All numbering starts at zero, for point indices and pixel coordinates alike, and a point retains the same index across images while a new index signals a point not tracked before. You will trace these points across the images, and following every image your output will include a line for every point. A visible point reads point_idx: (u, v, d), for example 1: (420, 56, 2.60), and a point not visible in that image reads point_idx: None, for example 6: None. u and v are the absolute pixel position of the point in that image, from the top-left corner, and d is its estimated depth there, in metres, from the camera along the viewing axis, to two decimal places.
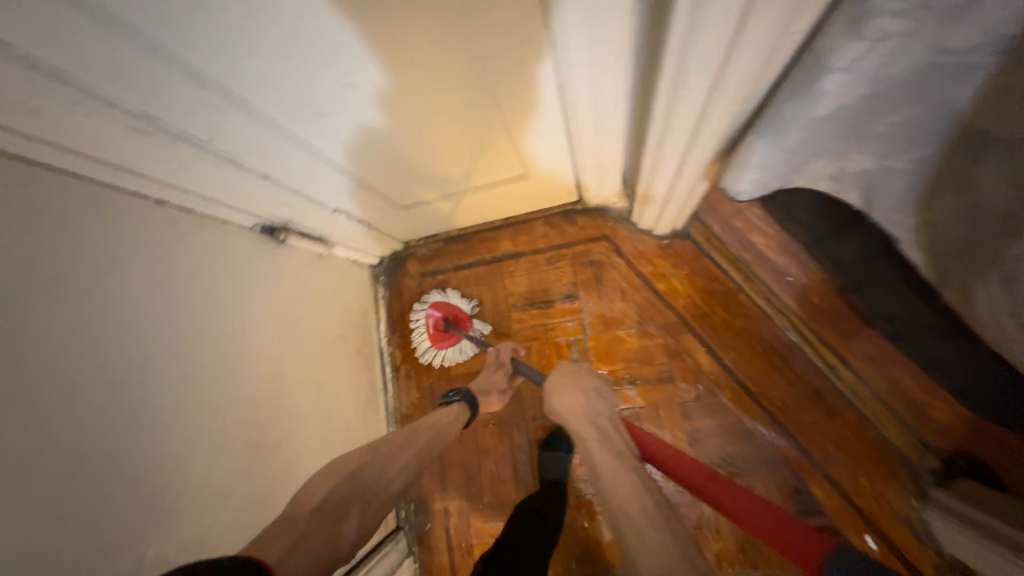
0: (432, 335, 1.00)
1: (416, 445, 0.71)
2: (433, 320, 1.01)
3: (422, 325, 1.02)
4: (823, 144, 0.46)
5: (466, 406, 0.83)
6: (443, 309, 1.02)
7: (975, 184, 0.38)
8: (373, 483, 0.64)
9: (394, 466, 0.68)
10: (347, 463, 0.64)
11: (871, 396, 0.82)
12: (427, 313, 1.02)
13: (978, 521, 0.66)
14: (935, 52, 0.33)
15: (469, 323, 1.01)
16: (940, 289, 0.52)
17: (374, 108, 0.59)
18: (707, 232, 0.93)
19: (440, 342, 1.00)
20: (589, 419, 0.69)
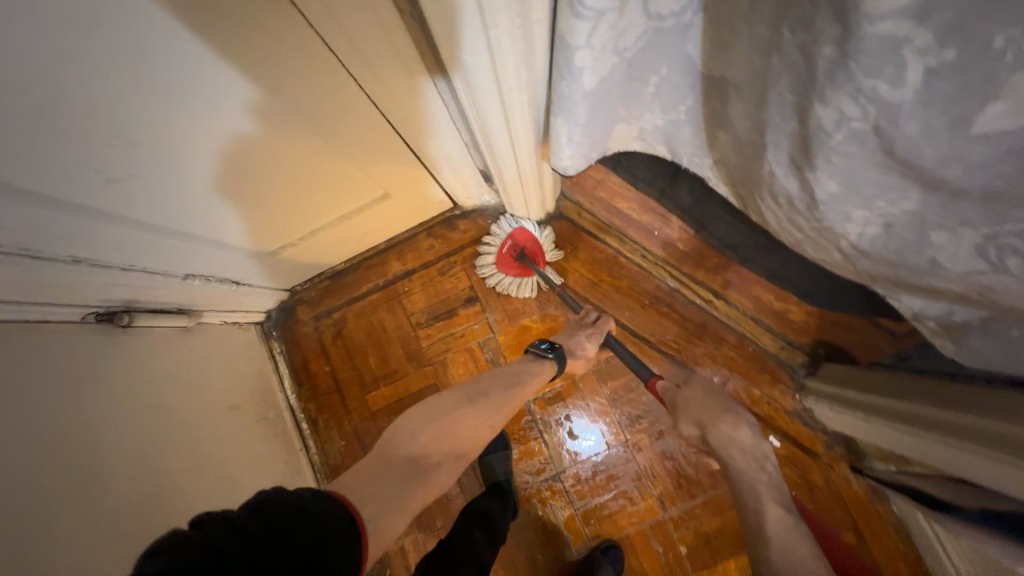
0: (505, 254, 0.96)
1: (519, 390, 0.77)
2: (513, 242, 0.96)
3: (500, 239, 0.96)
4: (614, 111, 0.51)
5: (557, 363, 0.82)
6: (528, 237, 0.96)
7: (730, 122, 0.45)
8: (462, 434, 0.68)
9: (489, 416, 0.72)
10: (446, 413, 0.68)
11: (743, 316, 0.94)
12: (510, 235, 0.96)
13: (849, 398, 0.79)
14: (652, 17, 0.37)
15: (543, 263, 0.97)
16: (745, 213, 0.61)
17: (249, 115, 0.56)
18: (579, 208, 1.00)
19: (504, 265, 0.97)
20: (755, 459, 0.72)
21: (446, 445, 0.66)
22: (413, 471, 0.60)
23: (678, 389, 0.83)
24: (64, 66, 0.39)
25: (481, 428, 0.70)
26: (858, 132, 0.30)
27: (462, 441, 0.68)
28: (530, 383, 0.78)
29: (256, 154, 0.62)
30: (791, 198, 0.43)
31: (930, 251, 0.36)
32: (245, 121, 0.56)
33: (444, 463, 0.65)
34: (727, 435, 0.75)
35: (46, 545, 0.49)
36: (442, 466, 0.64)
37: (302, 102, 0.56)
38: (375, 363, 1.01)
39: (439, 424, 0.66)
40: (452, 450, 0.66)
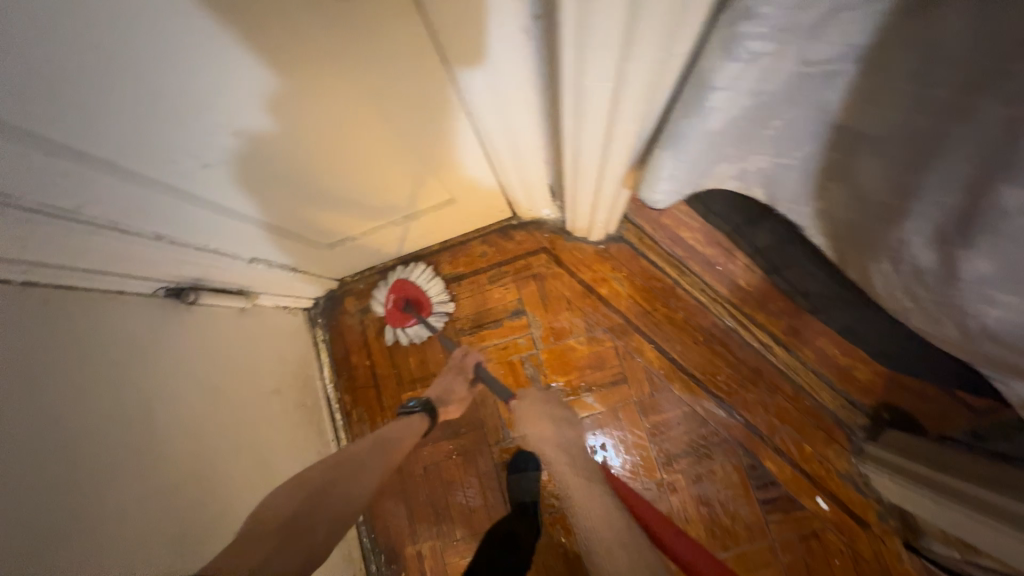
0: (392, 315, 0.96)
1: (383, 454, 0.71)
2: (397, 298, 0.96)
3: (384, 298, 0.96)
4: (723, 150, 0.48)
5: (424, 417, 0.81)
6: (407, 287, 0.97)
7: (857, 177, 0.42)
8: (339, 496, 0.61)
9: (361, 477, 0.66)
10: (307, 478, 0.62)
11: (803, 367, 0.89)
12: (391, 291, 0.96)
13: (910, 470, 0.74)
14: (802, 64, 0.35)
15: (429, 308, 0.98)
16: (842, 268, 0.57)
17: (263, 112, 0.49)
18: (640, 233, 0.96)
19: (396, 322, 0.96)
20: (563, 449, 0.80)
21: (325, 507, 0.59)
22: (287, 537, 0.54)
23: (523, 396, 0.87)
24: (172, 61, 0.39)
25: (359, 488, 0.64)
26: None
27: (337, 504, 0.60)
28: (401, 442, 0.75)
29: (276, 151, 0.56)
30: (920, 268, 0.39)
31: None
32: (258, 116, 0.49)
33: (323, 526, 0.58)
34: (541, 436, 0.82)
35: (91, 520, 0.50)
36: (318, 530, 0.57)
37: (346, 95, 0.51)
38: (414, 363, 1.01)
39: (314, 490, 0.60)
40: (333, 511, 0.59)
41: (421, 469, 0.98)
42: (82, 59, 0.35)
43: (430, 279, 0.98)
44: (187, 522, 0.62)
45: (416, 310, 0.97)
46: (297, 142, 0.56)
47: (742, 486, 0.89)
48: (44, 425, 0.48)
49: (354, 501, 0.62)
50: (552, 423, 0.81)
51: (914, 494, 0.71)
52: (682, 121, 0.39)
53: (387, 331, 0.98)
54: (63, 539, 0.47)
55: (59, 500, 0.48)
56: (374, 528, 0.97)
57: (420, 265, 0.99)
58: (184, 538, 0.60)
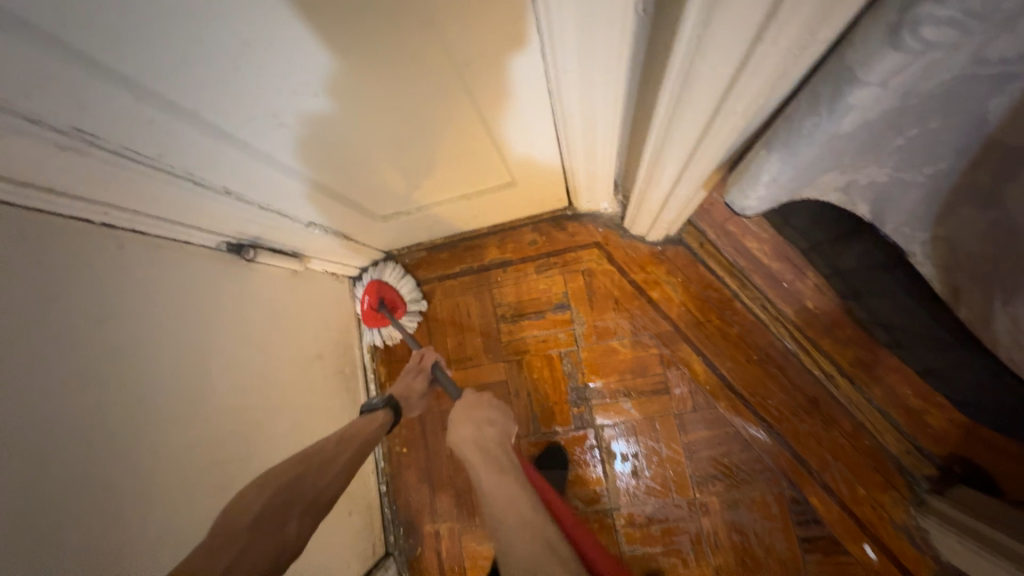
0: (364, 316, 0.95)
1: (351, 448, 0.67)
2: (370, 299, 0.94)
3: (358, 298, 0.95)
4: (839, 157, 0.42)
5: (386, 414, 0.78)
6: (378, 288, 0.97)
7: (1007, 203, 0.35)
8: (311, 489, 0.59)
9: (330, 472, 0.62)
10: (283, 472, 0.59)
11: (867, 403, 0.82)
12: (366, 292, 0.95)
13: (979, 531, 0.66)
14: (975, 64, 0.29)
15: (402, 309, 0.99)
16: (952, 305, 0.50)
17: (323, 95, 0.49)
18: (701, 238, 0.90)
19: (371, 323, 0.96)
20: (479, 446, 0.68)
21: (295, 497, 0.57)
22: (255, 532, 0.51)
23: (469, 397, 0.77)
24: (257, 17, 0.38)
25: (331, 481, 0.61)
26: None
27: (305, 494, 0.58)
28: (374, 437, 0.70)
29: (333, 129, 0.56)
30: None
31: None
32: (318, 99, 0.50)
33: (294, 519, 0.55)
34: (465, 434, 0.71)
35: (140, 462, 0.53)
36: (291, 523, 0.55)
37: (406, 82, 0.50)
38: (451, 345, 1.00)
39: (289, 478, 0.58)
40: (301, 502, 0.57)
41: (446, 451, 0.98)
42: (161, 9, 0.34)
43: (402, 278, 0.99)
44: (228, 473, 0.64)
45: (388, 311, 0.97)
46: (360, 116, 0.55)
47: (781, 519, 0.84)
48: (103, 369, 0.50)
49: (327, 495, 0.60)
50: (472, 423, 0.71)
51: (977, 556, 0.64)
52: (807, 119, 0.35)
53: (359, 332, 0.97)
54: (111, 479, 0.49)
55: (112, 442, 0.50)
56: (396, 501, 0.98)
57: (389, 265, 1.01)
58: (225, 488, 0.63)
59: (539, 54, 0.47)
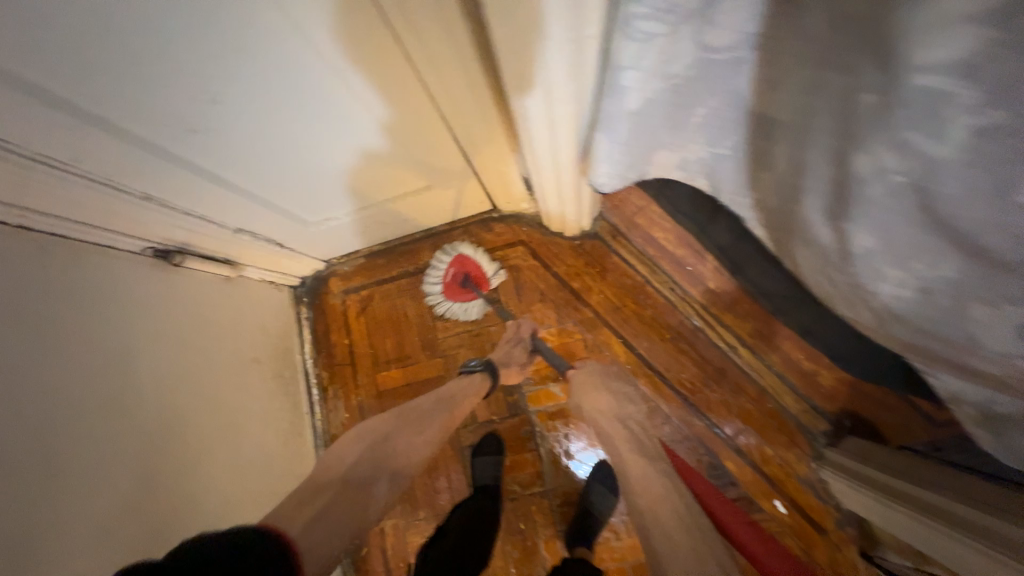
0: (448, 286, 0.98)
1: (445, 409, 0.76)
2: (455, 272, 0.98)
3: (444, 270, 0.98)
4: (655, 136, 0.51)
5: (487, 376, 0.84)
6: (468, 262, 0.98)
7: (770, 160, 0.44)
8: (399, 454, 0.66)
9: (421, 433, 0.70)
10: (374, 432, 0.67)
11: (767, 370, 0.90)
12: (452, 264, 0.98)
13: (867, 476, 0.74)
14: (703, 50, 0.38)
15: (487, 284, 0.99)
16: (782, 259, 0.58)
17: (379, 134, 0.69)
18: (614, 231, 0.99)
19: (451, 294, 0.98)
20: (618, 419, 0.73)
21: (385, 461, 0.63)
22: (351, 489, 0.58)
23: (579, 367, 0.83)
24: (174, 31, 0.44)
25: (418, 445, 0.69)
26: (898, 186, 0.30)
27: (400, 458, 0.65)
28: (461, 400, 0.78)
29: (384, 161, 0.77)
30: (824, 247, 0.42)
31: (970, 328, 0.35)
32: (373, 136, 0.69)
33: (382, 482, 0.61)
34: (596, 407, 0.76)
35: (59, 448, 0.54)
36: (378, 483, 0.61)
37: (363, 108, 0.62)
38: (391, 344, 1.05)
39: (371, 444, 0.65)
40: (393, 463, 0.64)
41: None
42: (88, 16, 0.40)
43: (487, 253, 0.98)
44: (152, 465, 0.65)
45: (474, 285, 0.98)
46: (277, 125, 0.62)
47: None
48: (21, 357, 0.52)
49: (412, 458, 0.67)
50: (610, 395, 0.76)
51: (864, 496, 0.73)
52: None
53: (441, 303, 0.99)
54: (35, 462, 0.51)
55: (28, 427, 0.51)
56: None
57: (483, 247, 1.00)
58: (147, 481, 0.63)
59: (404, 60, 0.54)
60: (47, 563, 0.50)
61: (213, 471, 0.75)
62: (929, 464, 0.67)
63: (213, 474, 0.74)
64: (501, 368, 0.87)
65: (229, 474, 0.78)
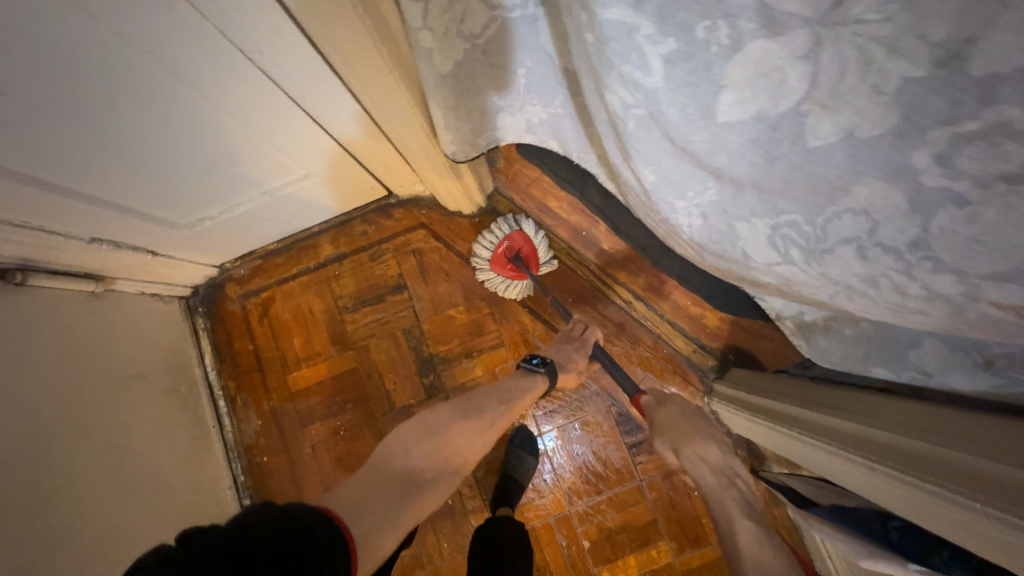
0: (498, 256, 0.92)
1: (509, 405, 0.79)
2: (510, 244, 0.92)
3: (497, 240, 0.92)
4: (489, 99, 0.52)
5: (546, 380, 0.83)
6: (525, 239, 0.92)
7: (586, 113, 0.47)
8: (452, 449, 0.69)
9: (478, 433, 0.74)
10: (442, 424, 0.71)
11: (660, 318, 0.97)
12: (507, 238, 0.92)
13: (743, 401, 0.82)
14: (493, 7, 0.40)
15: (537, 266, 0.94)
16: (630, 207, 0.61)
17: (358, 124, 0.72)
18: (511, 204, 1.02)
19: (497, 267, 0.93)
20: (721, 470, 0.72)
21: (440, 460, 0.68)
22: (410, 484, 0.62)
23: (658, 406, 0.81)
24: None
25: (473, 443, 0.72)
26: (642, 118, 0.34)
27: (455, 457, 0.70)
28: (519, 401, 0.80)
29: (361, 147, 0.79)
30: (636, 188, 0.46)
31: (740, 245, 0.40)
32: (352, 126, 0.72)
33: (439, 478, 0.67)
34: (697, 455, 0.74)
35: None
36: (434, 479, 0.66)
37: (213, 92, 0.59)
38: (300, 344, 1.01)
39: (429, 442, 0.68)
40: (447, 465, 0.68)
41: (308, 448, 0.98)
42: None
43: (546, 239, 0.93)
44: (24, 503, 0.59)
45: (523, 262, 0.93)
46: (106, 120, 0.56)
47: (612, 434, 0.95)
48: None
49: (466, 454, 0.72)
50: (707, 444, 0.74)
51: (742, 417, 0.82)
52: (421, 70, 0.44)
53: (486, 272, 0.94)
54: None
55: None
56: None
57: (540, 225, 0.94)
58: (8, 516, 0.57)
59: (234, 38, 0.52)
60: None
61: (105, 501, 0.70)
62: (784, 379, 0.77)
63: (106, 506, 0.70)
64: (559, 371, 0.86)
65: (127, 503, 0.73)
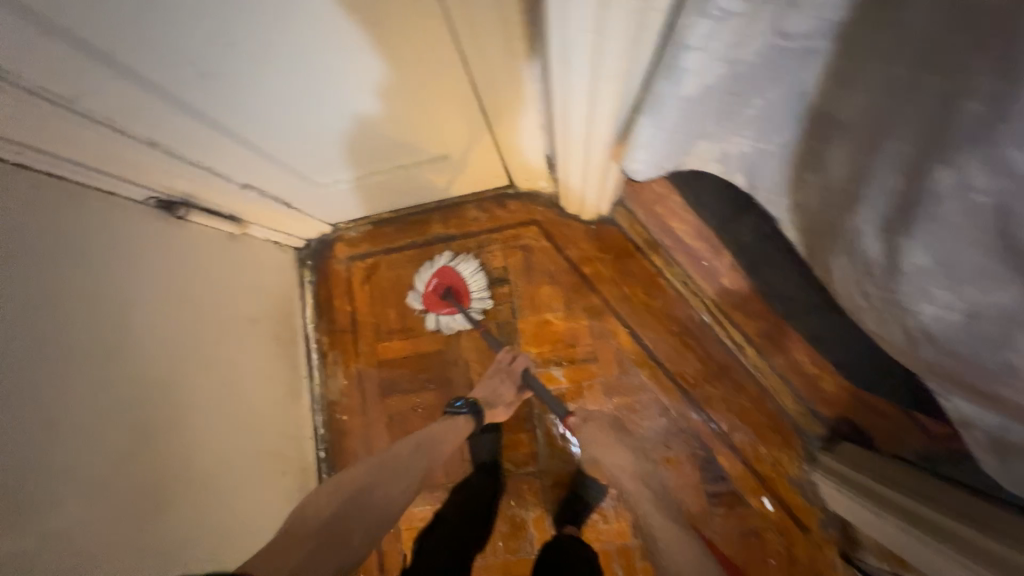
0: (430, 298, 0.97)
1: (427, 454, 0.78)
2: (438, 283, 0.97)
3: (427, 281, 0.98)
4: (699, 126, 0.50)
5: (471, 419, 0.84)
6: (452, 276, 0.98)
7: (824, 165, 0.42)
8: (374, 505, 0.69)
9: (399, 484, 0.73)
10: (351, 483, 0.71)
11: (771, 372, 0.89)
12: (436, 276, 0.98)
13: (852, 479, 0.74)
14: (778, 35, 0.36)
15: (469, 298, 0.97)
16: (814, 263, 0.54)
17: (375, 100, 0.63)
18: (632, 218, 0.96)
19: (433, 306, 0.97)
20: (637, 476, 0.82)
21: (359, 516, 0.67)
22: (326, 538, 0.62)
23: (581, 424, 0.88)
24: None
25: (394, 492, 0.72)
26: (977, 206, 0.28)
27: (376, 511, 0.69)
28: (444, 444, 0.81)
29: (505, 141, 0.76)
30: (865, 259, 0.40)
31: (1009, 357, 0.33)
32: (370, 102, 0.63)
33: (359, 533, 0.66)
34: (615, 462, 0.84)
35: (38, 398, 0.51)
36: (355, 535, 0.65)
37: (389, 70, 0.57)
38: (394, 316, 1.03)
39: (349, 495, 0.69)
40: (364, 519, 0.67)
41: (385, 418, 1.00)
42: None
43: (476, 273, 0.98)
44: (146, 427, 0.64)
45: (455, 300, 0.97)
46: (287, 78, 0.56)
47: (692, 477, 0.91)
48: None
49: (390, 509, 0.70)
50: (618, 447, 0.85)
51: (844, 496, 0.75)
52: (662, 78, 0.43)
53: (428, 316, 0.98)
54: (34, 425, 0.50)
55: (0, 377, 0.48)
56: (334, 468, 1.00)
57: (468, 257, 0.99)
58: (134, 435, 0.62)
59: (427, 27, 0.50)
60: (42, 518, 0.49)
61: (209, 434, 0.74)
62: (910, 470, 0.69)
63: (209, 438, 0.74)
64: (488, 411, 0.87)
65: (225, 438, 0.77)
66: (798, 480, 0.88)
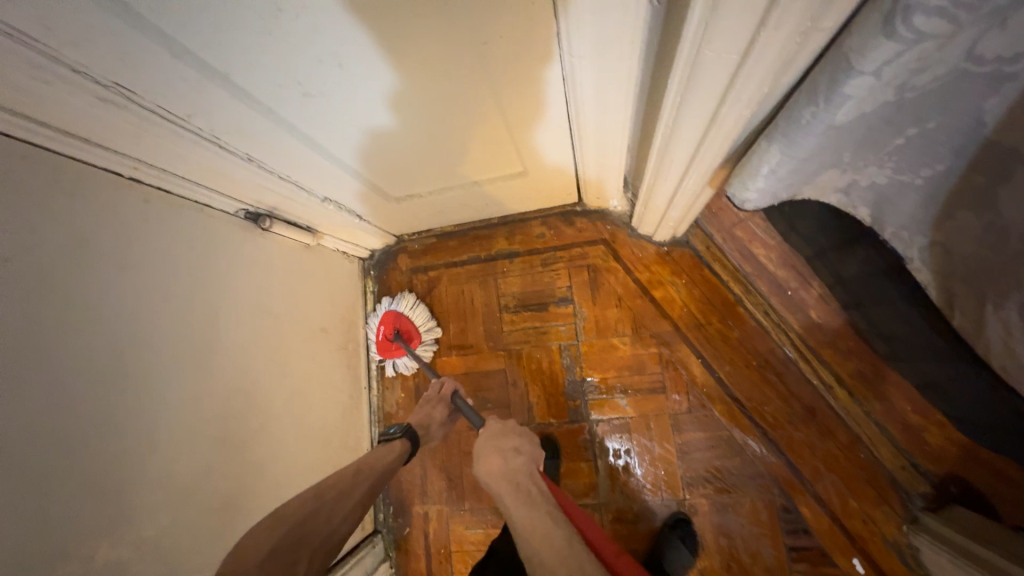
0: (379, 346, 0.97)
1: (370, 477, 0.70)
2: (384, 329, 0.97)
3: (374, 330, 0.98)
4: (836, 153, 0.45)
5: (407, 444, 0.78)
6: (393, 319, 0.98)
7: (997, 204, 0.36)
8: (321, 530, 0.60)
9: (345, 508, 0.64)
10: (295, 506, 0.60)
11: (865, 417, 0.81)
12: (381, 322, 0.97)
13: (962, 547, 0.65)
14: (968, 59, 0.31)
15: (416, 335, 0.98)
16: (947, 315, 0.47)
17: (385, 110, 0.58)
18: (708, 241, 0.91)
19: (386, 353, 0.97)
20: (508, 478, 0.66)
21: (305, 542, 0.57)
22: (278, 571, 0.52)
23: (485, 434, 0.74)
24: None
25: (337, 515, 0.63)
26: None
27: (314, 534, 0.59)
28: (382, 469, 0.72)
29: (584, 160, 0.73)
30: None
31: None
32: (384, 114, 0.59)
33: (303, 559, 0.56)
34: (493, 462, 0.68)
35: (138, 404, 0.53)
36: (301, 564, 0.55)
37: (469, 85, 0.55)
38: (454, 330, 1.02)
39: (298, 517, 0.59)
40: (310, 545, 0.57)
41: None
42: None
43: (417, 306, 0.99)
44: (229, 436, 0.65)
45: (405, 341, 0.97)
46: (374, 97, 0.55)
47: (770, 527, 0.84)
48: (105, 305, 0.51)
49: (338, 533, 0.62)
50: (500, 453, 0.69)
51: (952, 566, 0.65)
52: (804, 108, 0.39)
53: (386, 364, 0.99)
54: (130, 432, 0.52)
55: (110, 384, 0.50)
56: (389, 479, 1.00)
57: (410, 295, 1.01)
58: (217, 443, 0.63)
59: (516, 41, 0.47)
60: (127, 523, 0.51)
61: (282, 444, 0.76)
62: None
63: (281, 448, 0.75)
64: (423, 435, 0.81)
65: (296, 448, 0.78)
66: (896, 543, 0.79)
